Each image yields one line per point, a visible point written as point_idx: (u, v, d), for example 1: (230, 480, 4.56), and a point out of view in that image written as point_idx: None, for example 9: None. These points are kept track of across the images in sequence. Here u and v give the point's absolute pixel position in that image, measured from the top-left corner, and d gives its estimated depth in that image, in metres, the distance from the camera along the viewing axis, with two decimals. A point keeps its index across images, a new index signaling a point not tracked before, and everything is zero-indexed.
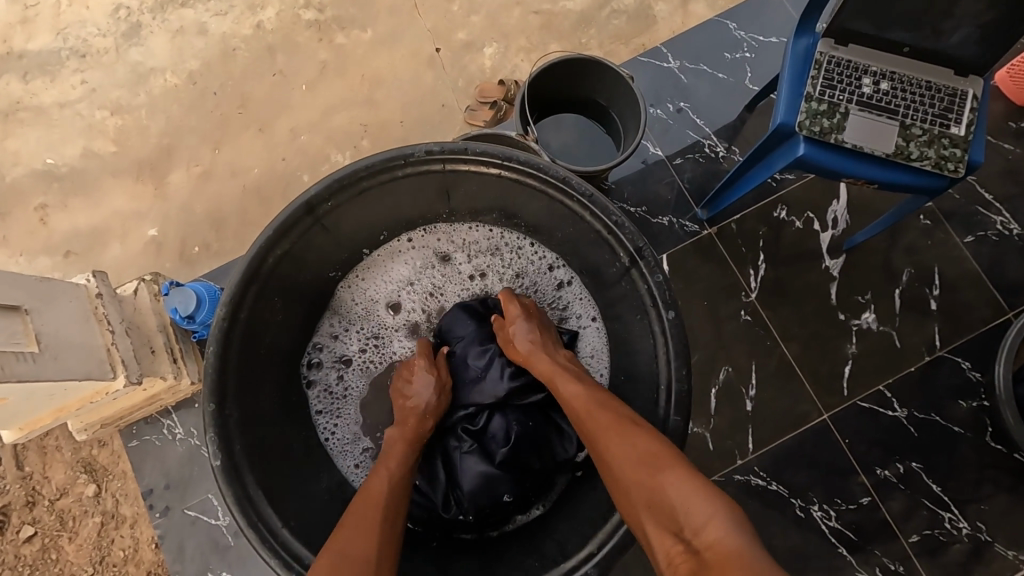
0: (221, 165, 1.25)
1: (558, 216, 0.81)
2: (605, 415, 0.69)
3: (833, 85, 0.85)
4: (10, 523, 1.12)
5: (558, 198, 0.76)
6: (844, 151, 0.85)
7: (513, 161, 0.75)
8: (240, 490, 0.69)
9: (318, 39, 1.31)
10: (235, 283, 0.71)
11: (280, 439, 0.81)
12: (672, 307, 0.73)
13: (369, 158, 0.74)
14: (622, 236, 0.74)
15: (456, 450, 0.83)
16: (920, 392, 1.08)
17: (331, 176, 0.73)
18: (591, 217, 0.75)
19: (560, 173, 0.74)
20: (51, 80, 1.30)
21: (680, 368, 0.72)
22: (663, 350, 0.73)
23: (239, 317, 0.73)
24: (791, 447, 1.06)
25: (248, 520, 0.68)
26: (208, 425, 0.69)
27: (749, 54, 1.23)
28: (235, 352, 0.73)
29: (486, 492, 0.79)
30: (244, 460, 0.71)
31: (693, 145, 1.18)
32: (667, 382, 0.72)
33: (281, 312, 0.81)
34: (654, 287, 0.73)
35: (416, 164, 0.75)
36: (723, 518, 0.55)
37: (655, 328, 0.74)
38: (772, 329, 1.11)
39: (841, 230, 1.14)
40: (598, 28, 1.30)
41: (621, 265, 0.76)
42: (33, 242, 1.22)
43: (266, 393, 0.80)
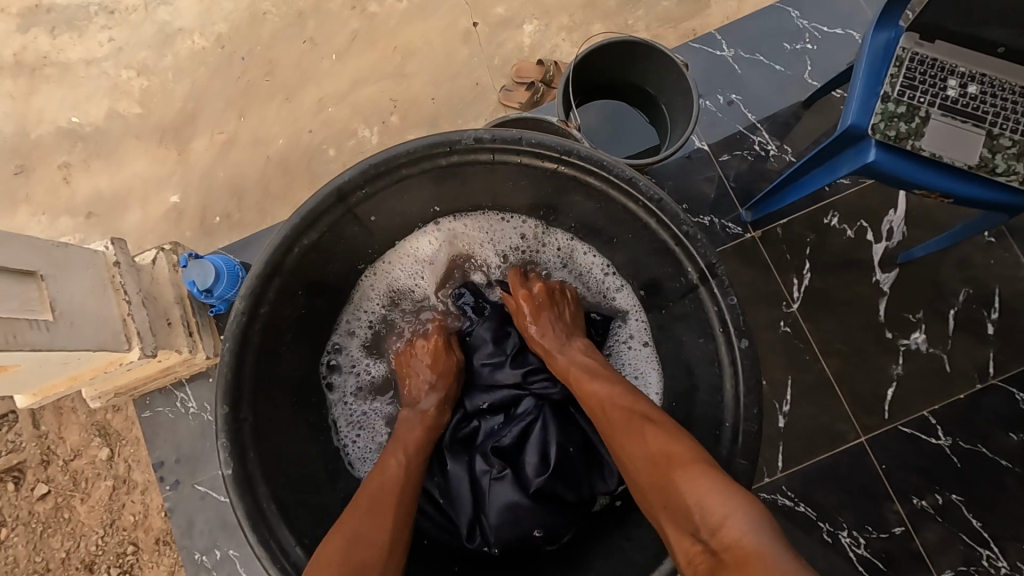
0: (246, 134, 1.20)
1: (615, 218, 0.75)
2: (619, 413, 0.67)
3: (914, 86, 0.80)
4: (25, 479, 1.12)
5: (620, 201, 0.71)
6: (921, 160, 0.79)
7: (573, 155, 0.69)
8: (251, 504, 0.66)
9: (350, 7, 1.24)
10: (259, 272, 0.68)
11: (295, 440, 0.78)
12: (746, 336, 0.67)
13: (411, 142, 0.69)
14: (693, 251, 0.68)
15: (484, 475, 0.79)
16: (968, 420, 1.01)
17: (366, 161, 0.68)
18: (657, 223, 0.69)
19: (626, 172, 0.68)
20: (78, 36, 1.26)
21: (750, 406, 0.66)
22: (731, 385, 0.68)
23: (260, 311, 0.69)
24: (824, 467, 1.00)
25: (258, 538, 0.65)
26: (219, 431, 0.66)
27: (810, 46, 1.14)
28: (255, 346, 0.70)
29: (515, 525, 0.75)
30: (258, 471, 0.68)
31: (743, 141, 1.10)
32: (734, 421, 0.67)
33: (305, 304, 0.78)
34: (727, 310, 0.67)
35: (462, 152, 0.70)
36: (741, 516, 0.52)
37: (723, 360, 0.68)
38: (812, 343, 1.04)
39: (896, 242, 1.07)
40: (646, 9, 1.21)
41: (688, 281, 0.71)
42: (55, 201, 1.20)
43: (283, 389, 0.77)
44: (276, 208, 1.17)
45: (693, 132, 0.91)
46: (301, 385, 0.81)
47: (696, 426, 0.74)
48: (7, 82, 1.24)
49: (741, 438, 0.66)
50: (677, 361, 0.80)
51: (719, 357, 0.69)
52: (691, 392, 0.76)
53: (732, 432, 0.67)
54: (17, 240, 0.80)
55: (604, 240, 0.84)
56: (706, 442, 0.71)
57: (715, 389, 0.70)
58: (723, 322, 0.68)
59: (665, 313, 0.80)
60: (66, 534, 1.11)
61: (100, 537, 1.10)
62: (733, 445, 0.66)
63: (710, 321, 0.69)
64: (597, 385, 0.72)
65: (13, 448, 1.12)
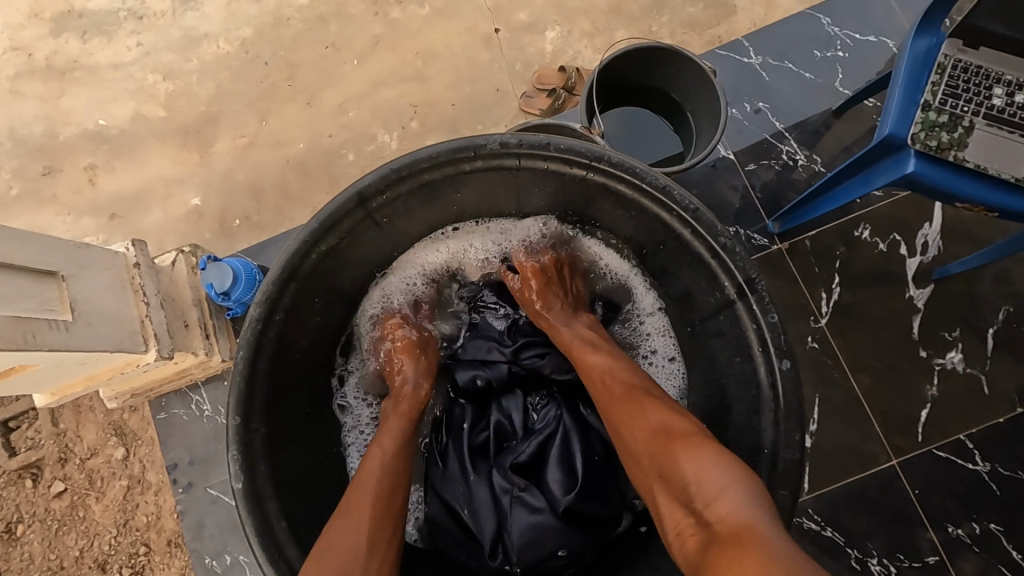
0: (267, 137, 1.21)
1: (645, 226, 0.73)
2: (620, 386, 0.68)
3: (957, 94, 0.77)
4: (42, 477, 1.12)
5: (652, 209, 0.68)
6: (966, 171, 0.75)
7: (603, 161, 0.67)
8: (260, 520, 0.64)
9: (373, 12, 1.24)
10: (275, 280, 0.67)
11: (306, 453, 0.76)
12: (788, 358, 0.64)
13: (434, 146, 0.67)
14: (732, 264, 0.65)
15: (505, 493, 0.77)
16: (1008, 445, 0.96)
17: (388, 165, 0.67)
18: (693, 234, 0.67)
19: (659, 180, 0.66)
20: (107, 41, 1.28)
21: (792, 432, 0.63)
22: (770, 410, 0.65)
23: (275, 319, 0.68)
24: (853, 490, 0.96)
25: (267, 556, 0.63)
26: (231, 442, 0.64)
27: (841, 53, 1.11)
28: (268, 355, 0.68)
29: (539, 546, 0.74)
30: (268, 487, 0.67)
31: (770, 149, 1.07)
32: (773, 447, 0.64)
33: (320, 312, 0.77)
34: (766, 328, 0.65)
35: (487, 157, 0.68)
36: (736, 490, 0.53)
37: (760, 378, 0.65)
38: (841, 360, 1.00)
39: (932, 257, 1.03)
40: (670, 15, 1.19)
41: (725, 296, 0.68)
42: (80, 202, 1.21)
43: (294, 399, 0.75)
44: (294, 211, 1.17)
45: (720, 140, 0.88)
46: (313, 396, 0.79)
47: (729, 450, 0.71)
48: (37, 85, 1.26)
49: (780, 465, 0.63)
50: (708, 380, 0.77)
51: (758, 379, 0.66)
52: (724, 414, 0.73)
53: (771, 459, 0.64)
54: (38, 241, 0.81)
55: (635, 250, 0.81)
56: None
57: (753, 413, 0.67)
58: (763, 343, 0.65)
59: (697, 330, 0.77)
60: (81, 533, 1.11)
61: (113, 537, 1.10)
62: (772, 473, 0.63)
63: (749, 341, 0.66)
64: (602, 356, 0.74)
65: (32, 445, 1.13)
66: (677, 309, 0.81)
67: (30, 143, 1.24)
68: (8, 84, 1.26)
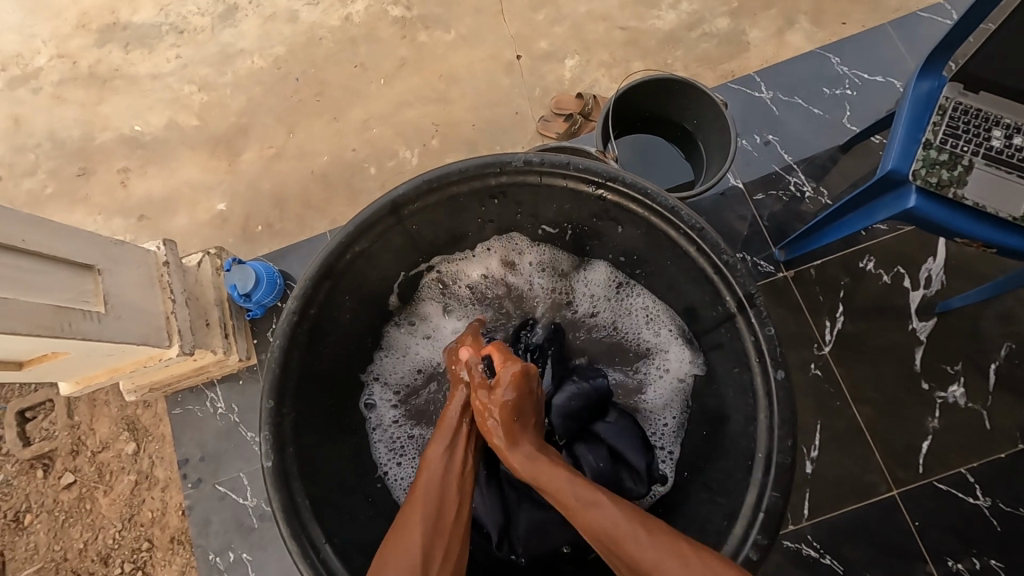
0: (294, 149, 1.27)
1: (655, 244, 0.76)
2: (646, 544, 0.60)
3: (957, 135, 0.80)
4: (54, 467, 1.15)
5: (661, 227, 0.72)
6: (965, 209, 0.78)
7: (617, 182, 0.71)
8: (286, 497, 0.67)
9: (401, 36, 1.31)
10: (311, 275, 0.71)
11: (332, 441, 0.79)
12: (783, 367, 0.66)
13: (464, 161, 0.72)
14: (733, 280, 0.68)
15: (513, 489, 0.80)
16: (1009, 481, 0.97)
17: (421, 177, 0.72)
18: (698, 251, 0.70)
19: (669, 202, 0.70)
20: (148, 53, 1.35)
21: (785, 437, 0.65)
22: (765, 416, 0.67)
23: (309, 312, 0.72)
24: (852, 520, 0.97)
25: (290, 530, 0.66)
26: (263, 423, 0.68)
27: (849, 92, 1.15)
28: (302, 344, 0.72)
29: (541, 539, 0.76)
30: (295, 466, 0.70)
31: (778, 181, 1.11)
32: (767, 451, 0.66)
33: (351, 308, 0.80)
34: (763, 341, 0.67)
35: (512, 174, 0.73)
36: None
37: (757, 388, 0.68)
38: (843, 388, 1.02)
39: (935, 290, 1.05)
40: (686, 49, 1.25)
41: (726, 310, 0.70)
42: (112, 203, 1.27)
43: (323, 389, 0.79)
44: (315, 220, 1.22)
45: (728, 169, 0.93)
46: (339, 390, 0.83)
47: (727, 456, 0.73)
48: (79, 92, 1.34)
49: (773, 469, 0.65)
50: (711, 393, 0.80)
51: (754, 387, 0.68)
52: (724, 421, 0.75)
53: (766, 464, 0.66)
54: (79, 235, 0.85)
55: (642, 268, 0.85)
56: (737, 474, 0.70)
57: (749, 419, 0.69)
58: (760, 353, 0.67)
59: (704, 343, 0.80)
60: (86, 525, 1.13)
61: (118, 531, 1.13)
62: (765, 477, 0.65)
63: (747, 352, 0.68)
64: (601, 505, 0.63)
65: (47, 436, 1.16)
66: (686, 324, 0.83)
67: (68, 145, 1.31)
68: (52, 89, 1.34)
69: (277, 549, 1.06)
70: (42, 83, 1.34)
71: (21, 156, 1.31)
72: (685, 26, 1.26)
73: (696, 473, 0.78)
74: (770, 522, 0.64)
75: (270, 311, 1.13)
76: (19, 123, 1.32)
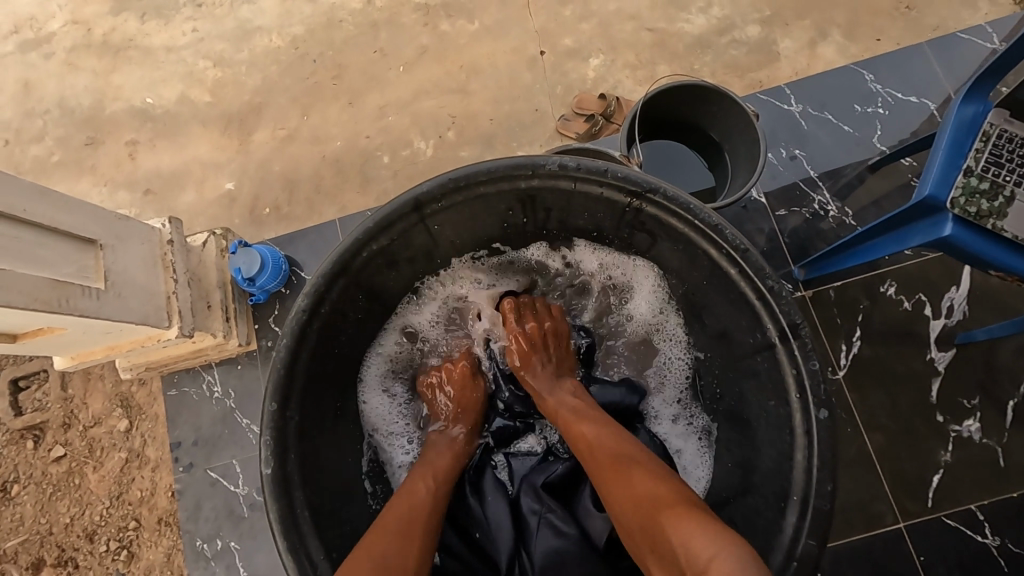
0: (307, 131, 1.24)
1: (692, 262, 0.74)
2: (606, 456, 0.68)
3: (999, 163, 0.78)
4: (44, 439, 1.13)
5: (700, 244, 0.69)
6: (1002, 240, 0.75)
7: (657, 194, 0.68)
8: (285, 505, 0.65)
9: (423, 23, 1.28)
10: (325, 272, 0.68)
11: (335, 443, 0.77)
12: (826, 407, 0.64)
13: (496, 161, 0.69)
14: (777, 308, 0.66)
15: (532, 512, 0.77)
16: (1019, 521, 0.94)
17: (448, 174, 0.69)
18: (740, 274, 0.67)
19: (712, 219, 0.67)
20: (164, 24, 1.32)
21: (824, 481, 0.63)
22: (803, 456, 0.64)
23: (320, 310, 0.69)
24: (855, 549, 0.94)
25: (287, 542, 0.64)
26: (265, 425, 0.66)
27: (881, 110, 1.12)
28: (311, 344, 0.70)
29: (556, 571, 0.73)
30: (296, 474, 0.68)
31: (802, 197, 1.08)
32: (803, 495, 0.64)
33: (363, 307, 0.78)
34: (805, 375, 0.65)
35: (545, 177, 0.70)
36: (725, 557, 0.50)
37: (796, 426, 0.66)
38: (856, 415, 0.99)
39: (956, 320, 1.02)
40: (714, 56, 1.22)
41: (765, 338, 0.68)
42: (119, 175, 1.25)
43: (329, 391, 0.76)
44: (324, 206, 1.19)
45: (755, 183, 0.90)
46: (347, 389, 0.80)
47: (755, 492, 0.71)
48: (92, 58, 1.31)
49: (809, 514, 0.63)
50: (737, 421, 0.78)
51: (793, 424, 0.66)
52: (753, 455, 0.73)
53: (802, 507, 0.63)
54: (83, 209, 0.83)
55: (674, 297, 0.84)
56: (766, 513, 0.68)
57: (784, 457, 0.67)
58: (801, 388, 0.65)
59: (734, 369, 0.77)
60: (74, 500, 1.11)
61: (105, 508, 1.10)
62: (800, 522, 0.63)
63: (786, 386, 0.66)
64: (587, 426, 0.73)
65: (38, 407, 1.14)
66: (713, 348, 0.81)
67: (78, 114, 1.28)
68: (65, 55, 1.31)
69: (266, 539, 1.04)
70: (55, 48, 1.31)
71: (29, 121, 1.28)
72: (714, 32, 1.23)
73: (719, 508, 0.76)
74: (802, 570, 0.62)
75: (273, 297, 1.10)
76: (29, 87, 1.29)
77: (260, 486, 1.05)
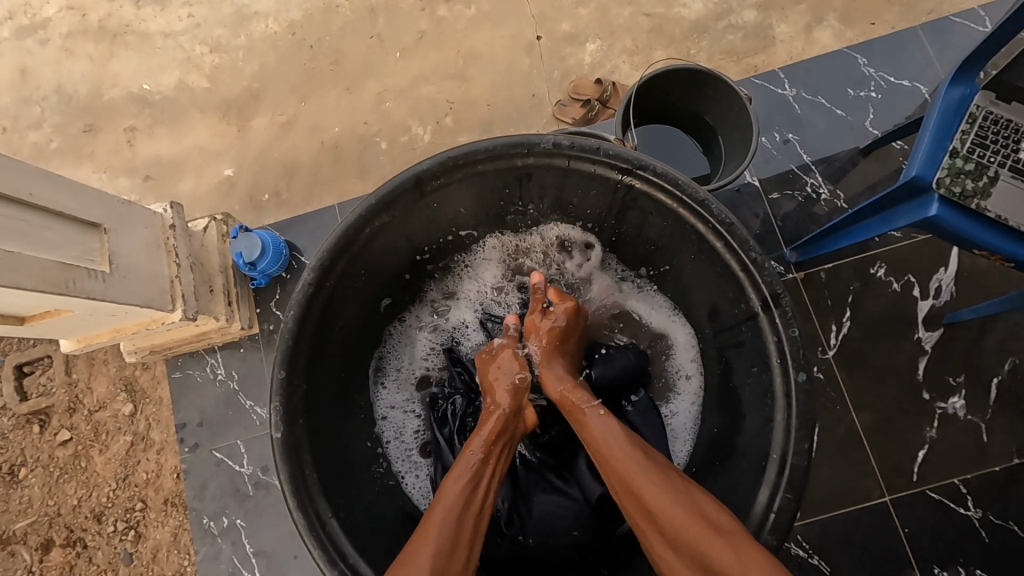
0: (305, 118, 1.24)
1: (681, 238, 0.76)
2: (652, 467, 0.63)
3: (984, 145, 0.80)
4: (50, 423, 1.15)
5: (689, 220, 0.71)
6: (986, 220, 0.78)
7: (647, 170, 0.70)
8: (295, 468, 0.68)
9: (421, 8, 1.28)
10: (330, 248, 0.70)
11: (338, 416, 0.79)
12: (805, 371, 0.67)
13: (493, 140, 0.71)
14: (759, 278, 0.68)
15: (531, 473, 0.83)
16: (1001, 494, 0.98)
17: (447, 153, 0.71)
18: (726, 249, 0.69)
19: (699, 194, 0.69)
20: (160, 9, 1.32)
21: (802, 441, 0.66)
22: (782, 418, 0.67)
23: (325, 285, 0.71)
24: (842, 523, 0.97)
25: (297, 502, 0.66)
26: (274, 394, 0.68)
27: (874, 94, 1.13)
28: (317, 316, 0.72)
29: (555, 524, 0.77)
30: (304, 439, 0.70)
31: (795, 181, 1.10)
32: (782, 453, 0.66)
33: (365, 281, 0.79)
34: (786, 342, 0.67)
35: (540, 155, 0.71)
36: None
37: (776, 391, 0.68)
38: (845, 394, 1.02)
39: (944, 301, 1.04)
40: (710, 40, 1.22)
41: (749, 308, 0.70)
42: (118, 161, 1.26)
43: (335, 363, 0.78)
44: (323, 192, 1.20)
45: (748, 166, 0.91)
46: (350, 363, 0.82)
47: (739, 455, 0.73)
48: (89, 44, 1.31)
49: (788, 471, 0.65)
50: (725, 391, 0.80)
51: (773, 388, 0.68)
52: (737, 422, 0.76)
53: (780, 465, 0.66)
54: (87, 192, 0.84)
55: (667, 267, 0.85)
56: (747, 474, 0.70)
57: (766, 420, 0.70)
58: (782, 355, 0.67)
59: (723, 341, 0.79)
60: (81, 482, 1.14)
61: (112, 490, 1.13)
62: (778, 478, 0.66)
63: (768, 353, 0.69)
64: (611, 423, 0.70)
65: (44, 392, 1.16)
66: (705, 321, 0.83)
67: (75, 100, 1.28)
68: (61, 42, 1.31)
69: (270, 519, 1.06)
70: (50, 34, 1.31)
71: (27, 108, 1.28)
72: (710, 16, 1.23)
73: (706, 471, 0.79)
74: (780, 525, 0.65)
75: (274, 281, 1.12)
76: (26, 73, 1.30)
77: (265, 466, 1.08)
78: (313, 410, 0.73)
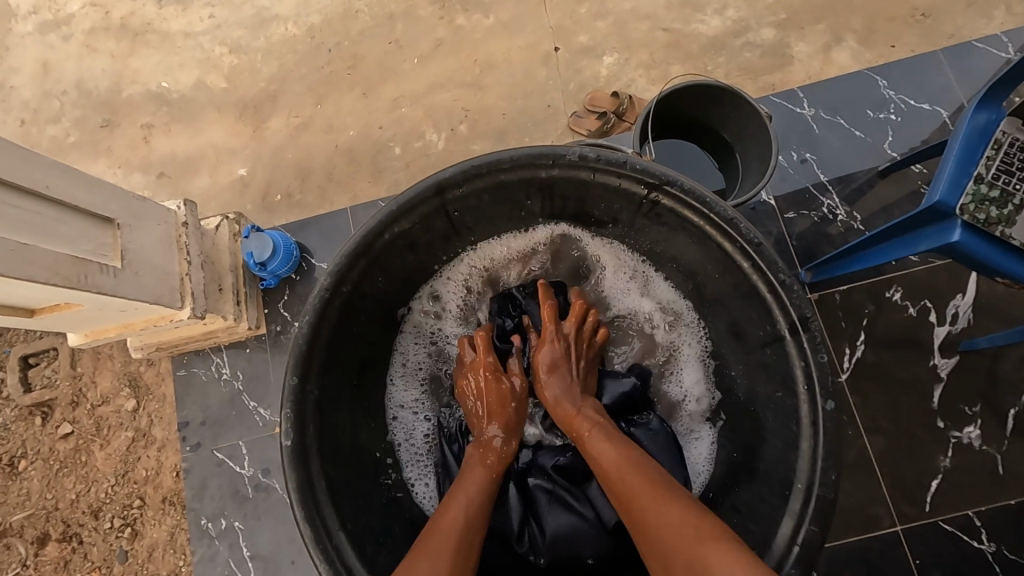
0: (320, 120, 1.25)
1: (705, 257, 0.75)
2: (640, 480, 0.65)
3: (1008, 171, 0.80)
4: (53, 416, 1.15)
5: (715, 238, 0.70)
6: (1010, 248, 0.76)
7: (673, 186, 0.69)
8: (303, 476, 0.67)
9: (439, 16, 1.29)
10: (347, 253, 0.70)
11: (350, 422, 0.78)
12: (833, 399, 0.65)
13: (517, 150, 0.70)
14: (788, 300, 0.67)
15: (544, 491, 0.80)
16: (1015, 527, 0.95)
17: (470, 161, 0.70)
18: (755, 270, 0.69)
19: (727, 213, 0.68)
20: (182, 10, 1.33)
21: (828, 471, 0.64)
22: (807, 445, 0.65)
23: (342, 290, 0.71)
24: (851, 550, 0.95)
25: (305, 512, 0.65)
26: (285, 400, 0.67)
27: (894, 117, 1.12)
28: (332, 320, 0.71)
29: (569, 545, 0.75)
30: (314, 447, 0.69)
31: (812, 201, 1.09)
32: (807, 483, 0.64)
33: (381, 286, 0.78)
34: (814, 367, 0.66)
35: (565, 167, 0.71)
36: None
37: (803, 417, 0.66)
38: (857, 418, 1.00)
39: (961, 328, 1.03)
40: (727, 57, 1.22)
41: (775, 331, 0.69)
42: (134, 157, 1.26)
43: (348, 368, 0.77)
44: (335, 195, 1.20)
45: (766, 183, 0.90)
46: (362, 368, 0.81)
47: (759, 481, 0.72)
48: (110, 41, 1.32)
49: (813, 502, 0.63)
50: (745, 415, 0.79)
51: (799, 414, 0.67)
52: (757, 444, 0.75)
53: (805, 496, 0.64)
54: (104, 188, 0.84)
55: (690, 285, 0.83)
56: (768, 501, 0.69)
57: (790, 446, 0.68)
58: (809, 380, 0.66)
59: (746, 364, 0.78)
60: (80, 477, 1.13)
61: (110, 486, 1.12)
62: (803, 509, 0.64)
63: (794, 377, 0.67)
64: (606, 442, 0.72)
65: (48, 384, 1.16)
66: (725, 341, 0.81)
67: (94, 96, 1.29)
68: (83, 38, 1.32)
69: (269, 522, 1.05)
70: (73, 30, 1.33)
71: (46, 102, 1.29)
72: (729, 33, 1.23)
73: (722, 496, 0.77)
74: (801, 554, 0.63)
75: (284, 282, 1.11)
76: (47, 68, 1.31)
77: (266, 468, 1.07)
78: (323, 417, 0.72)
